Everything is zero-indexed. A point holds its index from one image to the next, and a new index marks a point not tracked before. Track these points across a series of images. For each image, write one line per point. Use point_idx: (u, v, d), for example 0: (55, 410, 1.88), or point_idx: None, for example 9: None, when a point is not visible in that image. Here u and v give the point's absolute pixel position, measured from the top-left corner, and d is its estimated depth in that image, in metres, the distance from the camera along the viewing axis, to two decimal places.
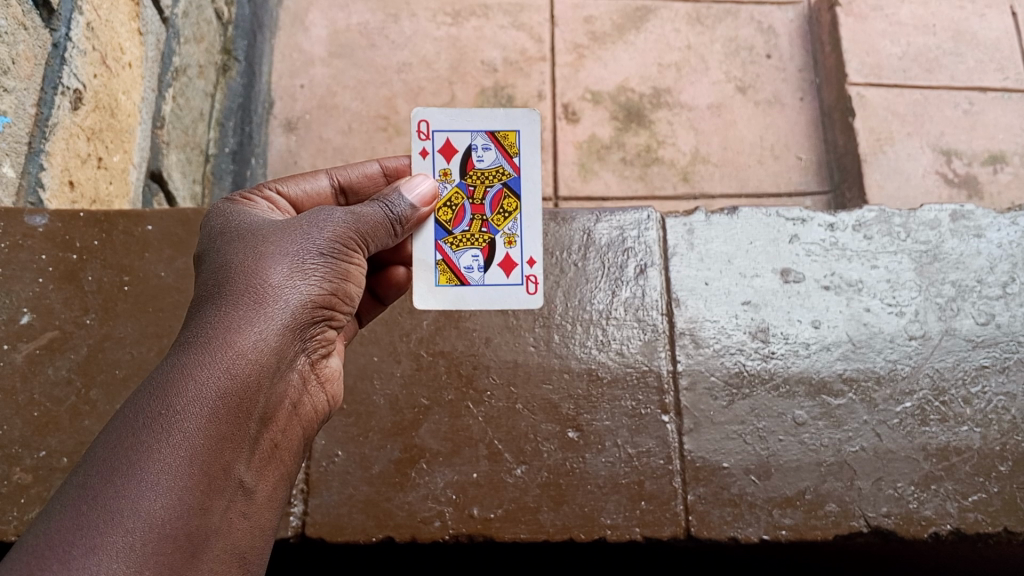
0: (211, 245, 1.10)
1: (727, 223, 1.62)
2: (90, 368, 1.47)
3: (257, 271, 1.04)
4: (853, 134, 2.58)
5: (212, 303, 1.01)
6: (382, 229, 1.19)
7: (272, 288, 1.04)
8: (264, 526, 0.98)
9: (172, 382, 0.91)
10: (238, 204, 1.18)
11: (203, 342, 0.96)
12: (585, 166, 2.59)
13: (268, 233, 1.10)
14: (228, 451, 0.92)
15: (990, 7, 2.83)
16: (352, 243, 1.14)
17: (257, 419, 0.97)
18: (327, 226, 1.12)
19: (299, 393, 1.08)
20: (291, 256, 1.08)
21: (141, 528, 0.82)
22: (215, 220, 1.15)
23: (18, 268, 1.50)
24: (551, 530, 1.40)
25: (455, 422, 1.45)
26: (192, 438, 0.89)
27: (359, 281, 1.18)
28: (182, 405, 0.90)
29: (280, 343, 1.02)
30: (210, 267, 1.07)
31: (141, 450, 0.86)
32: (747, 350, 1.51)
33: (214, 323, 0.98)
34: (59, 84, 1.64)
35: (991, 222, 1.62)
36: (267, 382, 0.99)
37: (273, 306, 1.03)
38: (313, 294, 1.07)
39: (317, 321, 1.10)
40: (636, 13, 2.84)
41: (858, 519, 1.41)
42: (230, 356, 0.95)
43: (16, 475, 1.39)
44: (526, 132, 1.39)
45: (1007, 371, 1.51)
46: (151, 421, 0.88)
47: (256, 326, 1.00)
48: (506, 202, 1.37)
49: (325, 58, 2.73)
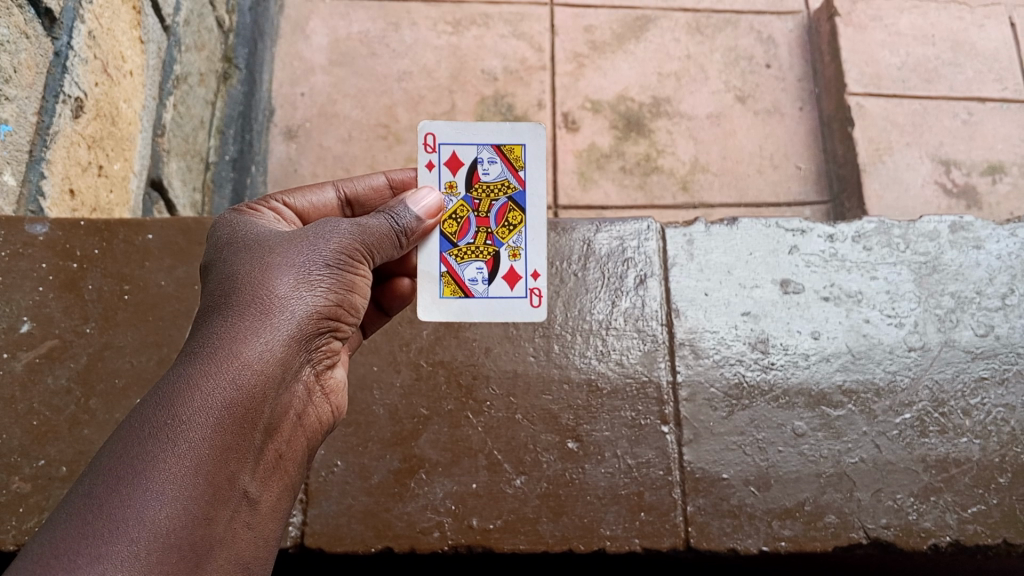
0: (218, 255, 1.11)
1: (727, 233, 1.62)
2: (90, 377, 1.47)
3: (263, 281, 1.05)
4: (852, 144, 2.59)
5: (219, 314, 1.01)
6: (387, 241, 1.19)
7: (278, 299, 1.04)
8: (268, 536, 0.98)
9: (179, 392, 0.91)
10: (245, 215, 1.18)
11: (209, 352, 0.96)
12: (586, 175, 2.60)
13: (275, 244, 1.10)
14: (233, 461, 0.92)
15: (989, 17, 2.84)
16: (357, 254, 1.14)
17: (263, 429, 0.97)
18: (333, 238, 1.12)
19: (304, 404, 1.08)
20: (297, 267, 1.08)
21: (145, 538, 0.82)
22: (221, 230, 1.15)
23: (18, 276, 1.50)
24: (550, 541, 1.40)
25: (454, 432, 1.45)
26: (197, 448, 0.88)
27: (364, 293, 1.18)
28: (188, 415, 0.90)
29: (286, 354, 1.02)
30: (216, 277, 1.07)
31: (146, 459, 0.86)
32: (747, 361, 1.51)
33: (220, 334, 0.98)
34: (61, 92, 1.65)
35: (990, 233, 1.63)
36: (273, 392, 0.99)
37: (278, 317, 1.03)
38: (319, 305, 1.07)
39: (323, 332, 1.10)
40: (635, 22, 2.86)
41: (857, 531, 1.41)
42: (236, 366, 0.95)
43: (15, 484, 1.39)
44: (532, 146, 1.40)
45: (1006, 383, 1.51)
46: (156, 430, 0.88)
47: (262, 336, 1.00)
48: (511, 216, 1.38)
49: (326, 67, 2.74)
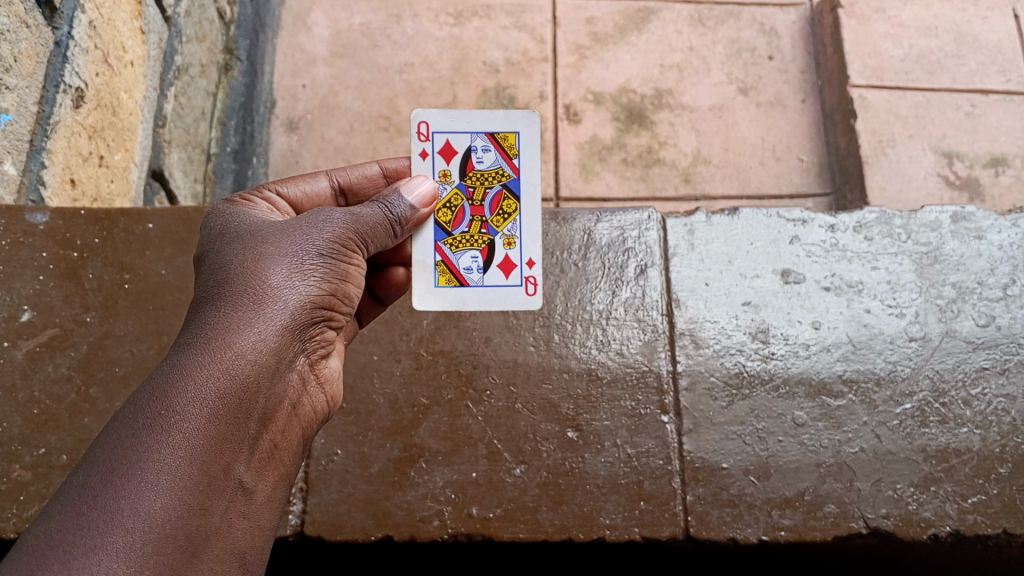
0: (212, 246, 1.11)
1: (728, 223, 1.62)
2: (91, 366, 1.47)
3: (257, 271, 1.04)
4: (854, 136, 2.58)
5: (212, 305, 1.01)
6: (382, 230, 1.19)
7: (272, 289, 1.04)
8: (264, 526, 0.98)
9: (173, 383, 0.91)
10: (238, 205, 1.18)
11: (203, 343, 0.96)
12: (587, 167, 2.59)
13: (269, 234, 1.10)
14: (228, 451, 0.92)
15: (993, 9, 2.83)
16: (351, 244, 1.14)
17: (257, 419, 0.97)
18: (326, 227, 1.12)
19: (299, 393, 1.08)
20: (290, 257, 1.08)
21: (141, 528, 0.82)
22: (215, 221, 1.15)
23: (19, 265, 1.50)
24: (550, 530, 1.40)
25: (454, 421, 1.45)
26: (191, 439, 0.88)
27: (359, 281, 1.17)
28: (182, 406, 0.90)
29: (280, 343, 1.02)
30: (210, 267, 1.07)
31: (141, 450, 0.86)
32: (747, 351, 1.51)
33: (213, 325, 0.98)
34: (61, 82, 1.64)
35: (992, 224, 1.62)
36: (267, 382, 0.99)
37: (272, 307, 1.03)
38: (312, 294, 1.07)
39: (316, 321, 1.09)
40: (637, 14, 2.84)
41: (857, 520, 1.41)
42: (230, 356, 0.95)
43: (16, 472, 1.39)
44: (524, 135, 1.39)
45: (1007, 373, 1.51)
46: (150, 421, 0.88)
47: (256, 326, 1.00)
48: (506, 205, 1.37)
49: (327, 58, 2.74)
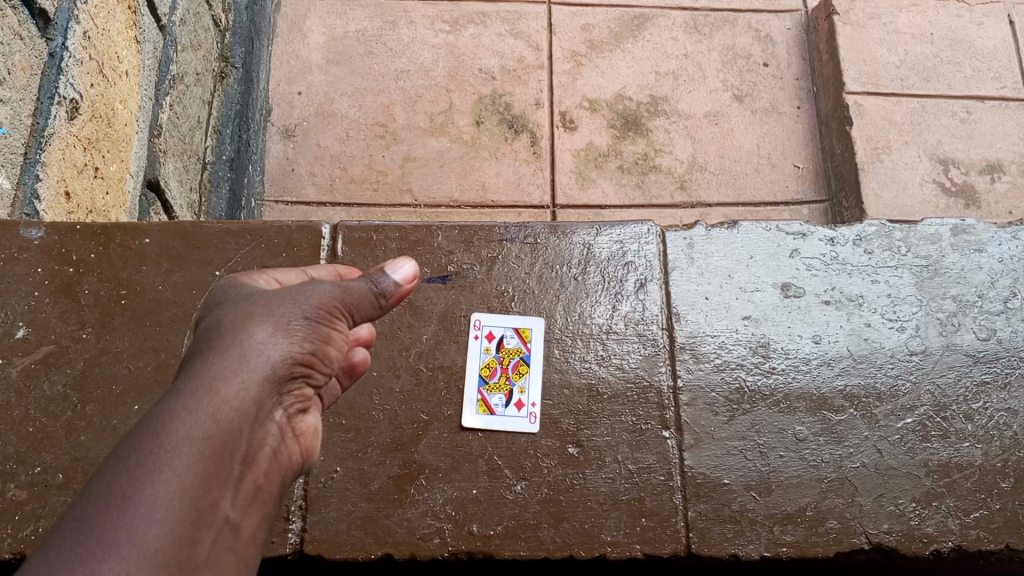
0: (209, 310, 1.06)
1: (727, 236, 1.63)
2: (87, 383, 1.46)
3: (242, 327, 0.98)
4: (851, 143, 2.58)
5: (201, 354, 0.95)
6: (367, 303, 1.13)
7: (256, 341, 0.97)
8: (249, 562, 0.90)
9: (163, 421, 0.84)
10: (240, 279, 1.13)
11: (193, 385, 0.89)
12: (583, 174, 2.58)
13: (261, 298, 1.05)
14: (216, 486, 0.85)
15: (988, 16, 2.85)
16: (337, 312, 1.08)
17: (244, 460, 0.90)
18: (314, 295, 1.06)
19: (279, 440, 0.98)
20: (276, 316, 1.01)
21: (135, 557, 0.74)
22: (219, 291, 1.11)
23: (14, 281, 1.52)
24: (552, 547, 1.38)
25: (454, 438, 1.44)
26: (182, 475, 0.81)
27: (340, 350, 1.10)
28: (171, 445, 0.82)
29: (263, 392, 0.94)
30: (202, 329, 1.02)
31: (132, 485, 0.78)
32: (747, 365, 1.51)
33: (199, 372, 0.91)
34: (55, 93, 1.62)
35: (992, 237, 1.64)
36: (253, 428, 0.92)
37: (255, 357, 0.95)
38: (299, 349, 1.00)
39: (297, 377, 1.01)
40: (634, 21, 2.85)
41: (859, 536, 1.39)
42: (216, 400, 0.88)
43: (11, 492, 1.37)
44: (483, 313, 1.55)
45: (1009, 387, 1.51)
46: (140, 458, 0.81)
47: (241, 374, 0.93)
48: (523, 335, 1.53)
49: (323, 65, 2.73)
